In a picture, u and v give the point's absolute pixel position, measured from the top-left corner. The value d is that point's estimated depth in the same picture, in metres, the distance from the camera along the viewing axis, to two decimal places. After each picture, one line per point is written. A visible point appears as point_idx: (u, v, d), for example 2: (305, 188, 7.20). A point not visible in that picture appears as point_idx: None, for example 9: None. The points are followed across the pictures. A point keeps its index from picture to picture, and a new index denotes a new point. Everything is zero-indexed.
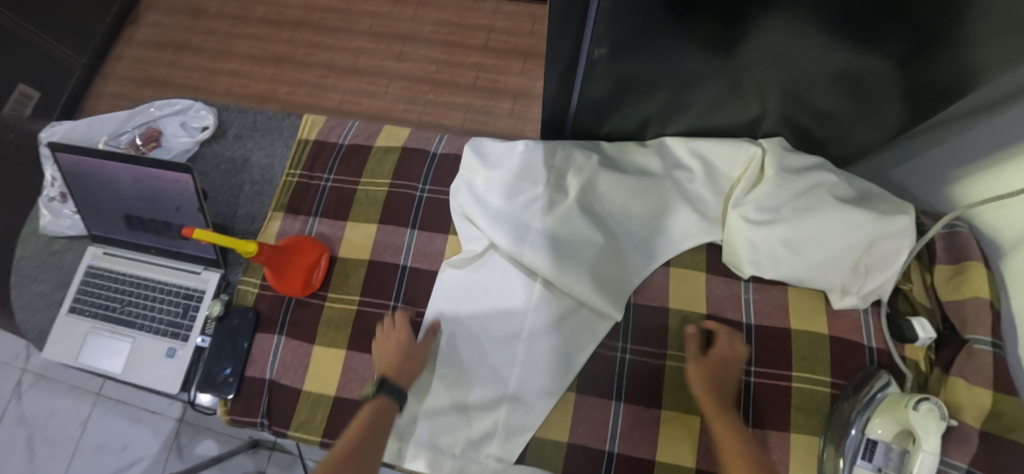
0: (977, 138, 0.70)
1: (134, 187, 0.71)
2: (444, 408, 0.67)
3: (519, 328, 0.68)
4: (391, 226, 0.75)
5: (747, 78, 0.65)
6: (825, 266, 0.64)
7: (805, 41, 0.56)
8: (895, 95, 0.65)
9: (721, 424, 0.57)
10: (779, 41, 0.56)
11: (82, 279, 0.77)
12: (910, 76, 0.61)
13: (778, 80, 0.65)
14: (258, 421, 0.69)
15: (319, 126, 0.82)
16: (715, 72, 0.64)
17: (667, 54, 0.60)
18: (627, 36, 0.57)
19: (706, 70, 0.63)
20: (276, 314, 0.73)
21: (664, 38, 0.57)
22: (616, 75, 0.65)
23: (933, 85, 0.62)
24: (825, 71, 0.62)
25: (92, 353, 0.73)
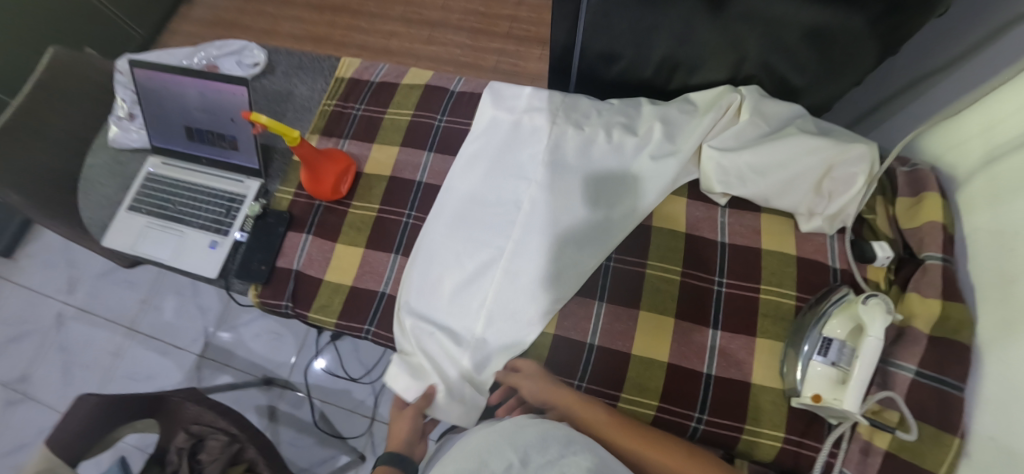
0: (938, 94, 0.78)
1: (196, 99, 0.83)
2: (434, 312, 0.73)
3: (499, 251, 0.74)
4: (411, 148, 0.86)
5: (726, 26, 0.75)
6: (787, 185, 0.73)
7: None
8: (863, 42, 0.74)
9: (602, 423, 0.60)
10: None
11: (142, 183, 0.89)
12: (875, 28, 0.71)
13: (761, 33, 0.75)
14: (283, 303, 0.78)
15: (355, 67, 0.94)
16: (697, 23, 0.74)
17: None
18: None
19: (698, 18, 0.73)
20: (306, 216, 0.83)
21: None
22: (627, 23, 0.77)
23: (898, 32, 0.71)
24: (793, 20, 0.72)
25: (146, 242, 0.84)
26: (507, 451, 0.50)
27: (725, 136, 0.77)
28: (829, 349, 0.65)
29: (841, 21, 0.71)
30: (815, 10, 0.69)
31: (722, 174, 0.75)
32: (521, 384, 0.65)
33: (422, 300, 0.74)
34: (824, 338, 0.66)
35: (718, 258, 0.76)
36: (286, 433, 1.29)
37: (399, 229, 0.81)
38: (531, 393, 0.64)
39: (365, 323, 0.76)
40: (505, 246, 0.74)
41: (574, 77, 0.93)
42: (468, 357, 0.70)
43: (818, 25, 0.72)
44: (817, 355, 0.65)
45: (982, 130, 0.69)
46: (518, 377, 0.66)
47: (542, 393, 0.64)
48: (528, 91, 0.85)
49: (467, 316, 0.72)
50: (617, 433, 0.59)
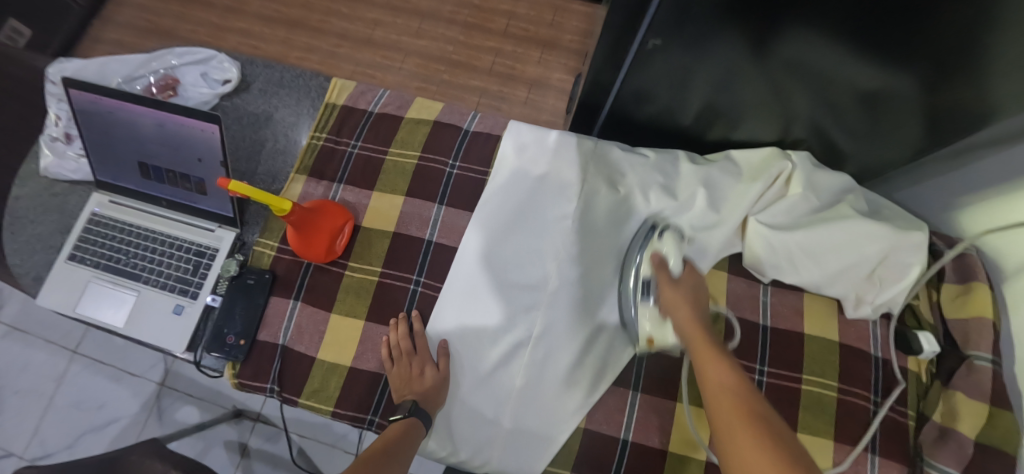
0: (977, 172, 0.71)
1: (153, 132, 0.68)
2: (468, 397, 0.67)
3: (525, 333, 0.68)
4: (419, 199, 0.74)
5: (776, 80, 0.66)
6: (840, 273, 0.68)
7: (833, 44, 0.58)
8: (915, 117, 0.66)
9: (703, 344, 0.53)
10: (810, 40, 0.58)
11: (85, 226, 0.74)
12: (928, 98, 0.63)
13: (808, 89, 0.67)
14: (268, 387, 0.67)
15: (349, 91, 0.80)
16: (746, 73, 0.66)
17: (709, 42, 0.61)
18: (672, 22, 0.59)
19: (746, 68, 0.65)
20: (293, 279, 0.70)
21: (705, 27, 0.59)
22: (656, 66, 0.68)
23: (954, 108, 0.63)
24: (851, 81, 0.64)
25: (92, 303, 0.70)
26: None
27: (774, 212, 0.71)
28: (646, 289, 0.65)
29: (899, 92, 0.63)
30: (868, 70, 0.61)
31: (768, 254, 0.69)
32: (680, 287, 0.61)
33: (457, 382, 0.67)
34: (643, 281, 0.66)
35: (760, 343, 0.70)
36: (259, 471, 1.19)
37: (405, 298, 0.70)
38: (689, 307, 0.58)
39: (368, 412, 0.66)
40: (532, 327, 0.68)
41: (603, 114, 0.83)
42: (505, 449, 0.65)
43: (869, 86, 0.64)
44: (637, 297, 0.66)
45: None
46: (665, 282, 0.61)
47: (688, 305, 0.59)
48: (554, 137, 0.75)
49: (501, 404, 0.67)
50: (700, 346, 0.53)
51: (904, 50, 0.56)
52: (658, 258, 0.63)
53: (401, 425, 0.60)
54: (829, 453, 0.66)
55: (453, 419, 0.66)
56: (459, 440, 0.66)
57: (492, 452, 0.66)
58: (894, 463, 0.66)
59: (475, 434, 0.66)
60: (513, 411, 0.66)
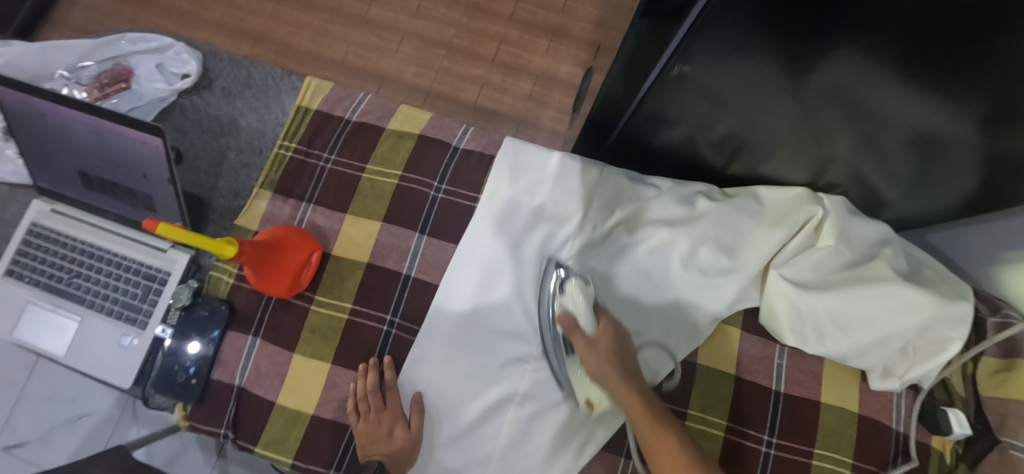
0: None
1: (89, 141, 0.59)
2: (440, 454, 0.59)
3: (511, 385, 0.61)
4: (398, 227, 0.65)
5: (817, 116, 0.56)
6: (872, 345, 0.59)
7: (891, 86, 0.48)
8: (972, 166, 0.57)
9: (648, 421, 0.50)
10: (866, 80, 0.48)
11: (24, 237, 0.66)
12: (994, 146, 0.53)
13: (852, 126, 0.57)
14: (221, 432, 0.61)
15: (324, 94, 0.70)
16: (783, 106, 0.56)
17: (744, 73, 0.51)
18: (696, 46, 0.48)
19: (782, 101, 0.55)
20: (253, 313, 0.63)
21: (733, 51, 0.48)
22: (674, 90, 0.58)
23: (1022, 163, 0.53)
24: (904, 125, 0.54)
25: (31, 328, 0.64)
26: None
27: (802, 264, 0.62)
28: (563, 349, 0.59)
29: (959, 139, 0.53)
30: (929, 110, 0.50)
31: (790, 315, 0.61)
32: (590, 356, 0.55)
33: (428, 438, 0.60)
34: (557, 336, 0.59)
35: (771, 411, 0.62)
36: None
37: (377, 341, 0.62)
38: (600, 370, 0.54)
39: (330, 467, 0.59)
40: (519, 380, 0.61)
41: (611, 134, 0.73)
42: None
43: (926, 128, 0.53)
44: (557, 356, 0.59)
45: None
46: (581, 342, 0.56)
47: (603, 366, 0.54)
48: (555, 162, 0.67)
49: (477, 464, 0.59)
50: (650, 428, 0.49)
51: (977, 92, 0.46)
52: (568, 319, 0.57)
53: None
54: None
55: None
56: None
57: None
58: None
59: None
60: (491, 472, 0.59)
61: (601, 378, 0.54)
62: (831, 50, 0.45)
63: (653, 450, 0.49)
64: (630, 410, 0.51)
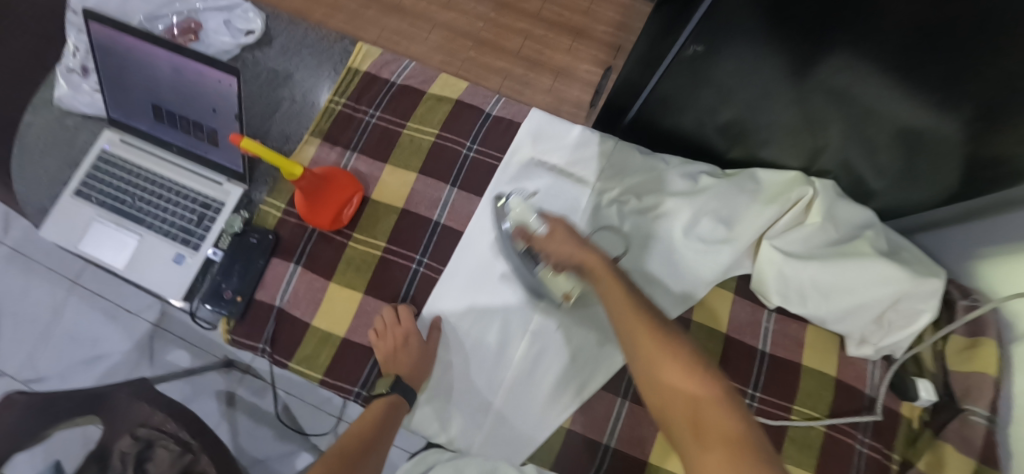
0: (998, 225, 0.69)
1: (168, 76, 0.66)
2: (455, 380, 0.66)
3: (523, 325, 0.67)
4: (431, 178, 0.73)
5: (811, 108, 0.64)
6: (849, 312, 0.66)
7: (873, 80, 0.56)
8: (950, 163, 0.64)
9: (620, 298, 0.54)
10: (851, 73, 0.56)
11: (94, 163, 0.74)
12: (967, 145, 0.60)
13: (847, 118, 0.64)
14: (259, 346, 0.67)
15: (373, 59, 0.78)
16: (783, 95, 0.63)
17: (749, 59, 0.59)
18: (717, 26, 0.56)
19: (781, 90, 0.63)
20: (295, 244, 0.70)
21: (747, 35, 0.56)
22: (694, 73, 0.65)
23: (992, 163, 0.60)
24: (886, 120, 0.61)
25: (94, 241, 0.70)
26: None
27: (791, 238, 0.69)
28: (529, 261, 0.66)
29: (936, 137, 0.61)
30: (907, 106, 0.58)
31: (777, 282, 0.68)
32: (551, 242, 0.60)
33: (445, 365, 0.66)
34: (523, 252, 0.66)
35: (756, 369, 0.69)
36: (243, 422, 1.19)
37: (405, 277, 0.69)
38: (564, 253, 0.59)
39: (356, 384, 0.66)
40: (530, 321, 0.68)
41: (627, 117, 0.81)
42: (481, 435, 0.65)
43: (911, 124, 0.60)
44: (526, 268, 0.66)
45: None
46: (544, 238, 0.61)
47: (569, 254, 0.59)
48: (576, 133, 0.74)
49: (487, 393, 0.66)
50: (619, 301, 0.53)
51: (955, 92, 0.53)
52: (521, 231, 0.64)
53: (388, 403, 0.61)
54: None
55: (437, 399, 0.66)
56: (440, 420, 0.65)
57: (468, 437, 0.65)
58: None
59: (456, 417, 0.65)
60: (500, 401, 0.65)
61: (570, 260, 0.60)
62: (822, 41, 0.53)
63: (616, 311, 0.53)
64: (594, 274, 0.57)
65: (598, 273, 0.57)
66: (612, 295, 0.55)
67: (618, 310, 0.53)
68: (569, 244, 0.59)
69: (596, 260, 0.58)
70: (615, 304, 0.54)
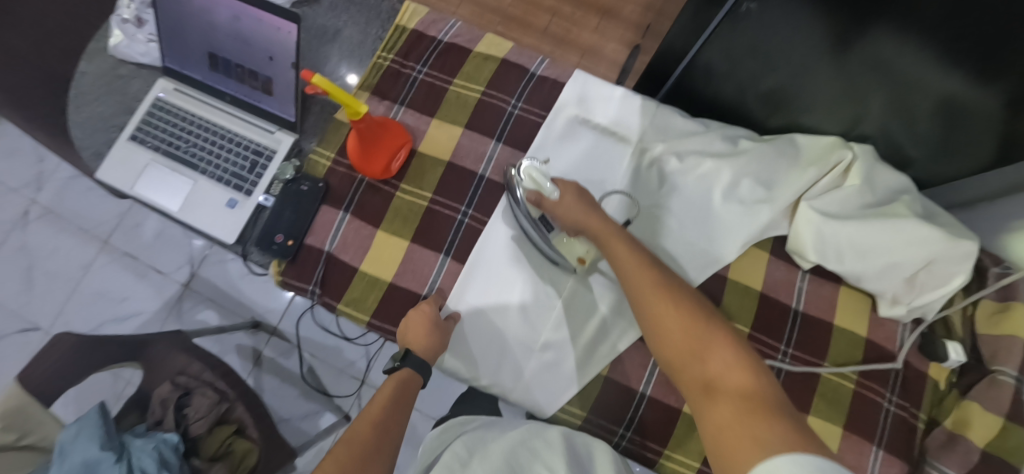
0: None
1: (227, 23, 0.67)
2: (496, 328, 0.69)
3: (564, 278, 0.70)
4: (476, 133, 0.75)
5: (854, 75, 0.65)
6: (883, 272, 0.68)
7: (920, 48, 0.56)
8: (988, 133, 0.65)
9: (641, 269, 0.56)
10: (900, 40, 0.56)
11: (149, 110, 0.76)
12: (1007, 116, 0.61)
13: (885, 90, 0.65)
14: (310, 289, 0.70)
15: (420, 17, 0.80)
16: (828, 61, 0.64)
17: (799, 22, 0.60)
18: None
19: (827, 58, 0.63)
20: (345, 192, 0.72)
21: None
22: (739, 38, 0.65)
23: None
24: (929, 90, 0.62)
25: (151, 185, 0.73)
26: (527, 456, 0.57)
27: (829, 200, 0.71)
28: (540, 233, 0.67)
29: (976, 107, 0.62)
30: (951, 75, 0.58)
31: (811, 243, 0.70)
32: (567, 206, 0.63)
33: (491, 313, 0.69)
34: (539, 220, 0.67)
35: (788, 326, 0.71)
36: (268, 380, 1.21)
37: (451, 227, 0.71)
38: (573, 217, 0.63)
39: None
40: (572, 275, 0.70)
41: (667, 82, 0.82)
42: (522, 379, 0.68)
43: (949, 95, 0.62)
44: (538, 232, 0.67)
45: None
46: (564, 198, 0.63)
47: (582, 221, 0.62)
48: (619, 94, 0.75)
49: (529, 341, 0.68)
50: (642, 277, 0.55)
51: (1001, 62, 0.54)
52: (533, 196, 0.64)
53: (408, 376, 0.61)
54: (835, 438, 0.68)
55: (478, 345, 0.68)
56: (482, 368, 0.68)
57: (509, 381, 0.68)
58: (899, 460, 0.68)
59: (495, 363, 0.68)
60: (545, 351, 0.68)
61: (588, 229, 0.62)
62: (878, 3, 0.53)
63: (639, 285, 0.55)
64: (603, 239, 0.61)
65: (614, 243, 0.60)
66: (624, 260, 0.58)
67: (636, 277, 0.55)
68: (586, 216, 0.62)
69: (604, 227, 0.61)
70: (638, 285, 0.55)
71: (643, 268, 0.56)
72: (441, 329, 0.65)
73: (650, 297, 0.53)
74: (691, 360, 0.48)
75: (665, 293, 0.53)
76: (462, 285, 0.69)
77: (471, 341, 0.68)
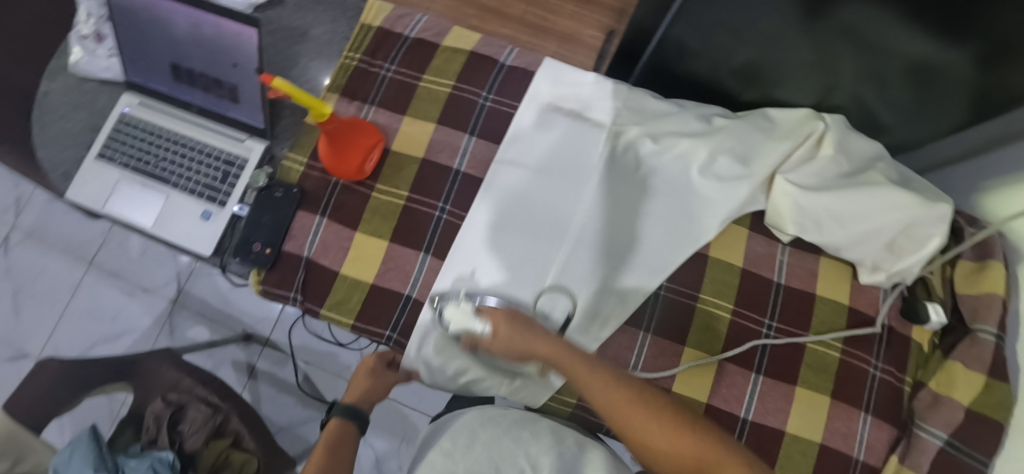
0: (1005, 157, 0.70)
1: (189, 32, 0.66)
2: None
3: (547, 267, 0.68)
4: (450, 128, 0.74)
5: (825, 42, 0.64)
6: (862, 239, 0.69)
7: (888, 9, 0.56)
8: (960, 93, 0.65)
9: (594, 379, 0.52)
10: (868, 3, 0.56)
11: (116, 125, 0.74)
12: (977, 74, 0.61)
13: (857, 56, 0.65)
14: (292, 295, 0.69)
15: (385, 14, 0.79)
16: (798, 30, 0.64)
17: None
18: None
19: (796, 26, 0.63)
20: (321, 196, 0.71)
21: None
22: (708, 11, 0.65)
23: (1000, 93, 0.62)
24: (900, 51, 0.62)
25: (123, 201, 0.72)
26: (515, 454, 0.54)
27: (805, 172, 0.71)
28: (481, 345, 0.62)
29: (948, 66, 0.61)
30: (920, 35, 0.58)
31: (789, 215, 0.70)
32: (505, 330, 0.57)
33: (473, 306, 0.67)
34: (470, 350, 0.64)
35: (772, 299, 0.71)
36: (268, 392, 1.19)
37: (430, 223, 0.71)
38: (515, 342, 0.56)
39: (387, 328, 0.68)
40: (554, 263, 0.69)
41: (640, 63, 0.82)
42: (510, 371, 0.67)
43: (921, 59, 0.62)
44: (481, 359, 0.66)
45: None
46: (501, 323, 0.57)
47: (525, 344, 0.56)
48: (591, 79, 0.76)
49: None
50: (596, 387, 0.52)
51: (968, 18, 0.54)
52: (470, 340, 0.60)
53: (338, 425, 0.63)
54: (824, 408, 0.68)
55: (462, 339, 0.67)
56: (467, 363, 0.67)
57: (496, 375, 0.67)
58: (886, 423, 0.69)
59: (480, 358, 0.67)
60: None
61: (534, 353, 0.56)
62: None
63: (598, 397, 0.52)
64: (546, 357, 0.55)
65: (555, 357, 0.55)
66: (575, 374, 0.53)
67: (595, 388, 0.52)
68: (518, 328, 0.57)
69: (548, 345, 0.55)
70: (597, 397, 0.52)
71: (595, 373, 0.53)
72: (384, 382, 0.69)
73: (616, 405, 0.51)
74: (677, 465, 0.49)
75: (629, 394, 0.52)
76: (443, 281, 0.68)
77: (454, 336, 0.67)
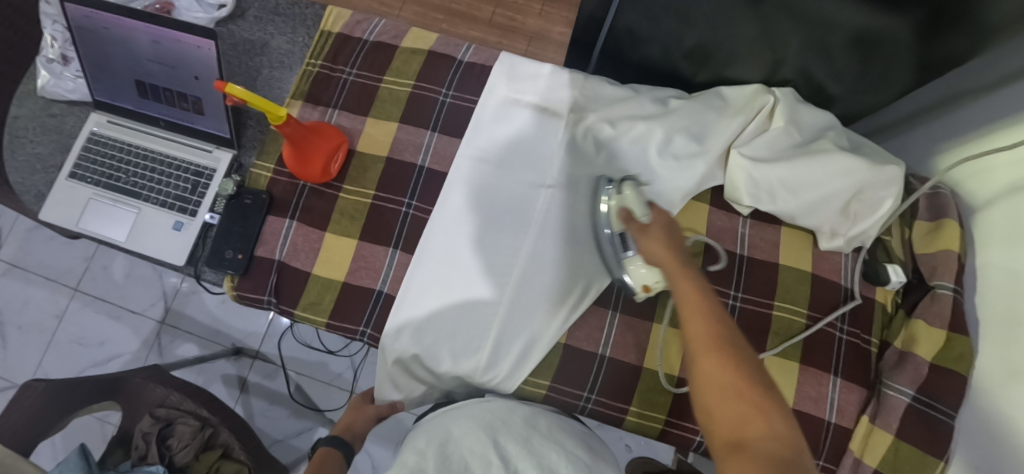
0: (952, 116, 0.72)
1: (148, 48, 0.68)
2: (448, 312, 0.67)
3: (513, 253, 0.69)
4: (412, 126, 0.76)
5: (766, 18, 0.66)
6: (817, 205, 0.71)
7: None
8: (902, 58, 0.67)
9: (696, 299, 0.47)
10: None
11: (85, 144, 0.76)
12: (914, 36, 0.63)
13: (799, 29, 0.67)
14: (266, 298, 0.71)
15: (344, 20, 0.81)
16: (738, 9, 0.66)
17: None
18: None
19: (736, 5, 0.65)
20: (289, 200, 0.73)
21: None
22: None
23: (938, 53, 0.64)
24: (839, 20, 0.64)
25: (95, 218, 0.73)
26: (485, 444, 0.55)
27: (758, 145, 0.73)
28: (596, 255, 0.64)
29: (886, 32, 0.63)
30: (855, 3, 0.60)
31: (744, 187, 0.72)
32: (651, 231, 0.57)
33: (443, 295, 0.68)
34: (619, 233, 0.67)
35: (736, 271, 0.73)
36: (257, 404, 1.20)
37: (397, 219, 0.72)
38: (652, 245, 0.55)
39: (361, 324, 0.70)
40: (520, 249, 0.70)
41: (595, 52, 0.84)
42: (483, 358, 0.67)
43: (859, 25, 0.64)
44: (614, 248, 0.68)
45: (992, 165, 0.67)
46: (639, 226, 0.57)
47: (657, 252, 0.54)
48: (547, 71, 0.77)
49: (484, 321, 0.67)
50: (690, 297, 0.47)
51: None
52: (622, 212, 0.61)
53: (324, 452, 0.64)
54: (793, 374, 0.70)
55: (431, 329, 0.67)
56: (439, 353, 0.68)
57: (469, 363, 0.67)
58: (855, 384, 0.70)
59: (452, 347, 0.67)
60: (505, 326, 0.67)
61: (662, 266, 0.53)
62: None
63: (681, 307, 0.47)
64: (665, 267, 0.53)
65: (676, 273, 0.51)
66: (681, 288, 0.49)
67: (685, 309, 0.46)
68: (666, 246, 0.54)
69: (677, 262, 0.52)
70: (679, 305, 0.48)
71: (696, 290, 0.48)
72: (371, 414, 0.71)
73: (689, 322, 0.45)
74: (708, 412, 0.41)
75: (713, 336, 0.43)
76: (411, 275, 0.69)
77: (423, 328, 0.67)
